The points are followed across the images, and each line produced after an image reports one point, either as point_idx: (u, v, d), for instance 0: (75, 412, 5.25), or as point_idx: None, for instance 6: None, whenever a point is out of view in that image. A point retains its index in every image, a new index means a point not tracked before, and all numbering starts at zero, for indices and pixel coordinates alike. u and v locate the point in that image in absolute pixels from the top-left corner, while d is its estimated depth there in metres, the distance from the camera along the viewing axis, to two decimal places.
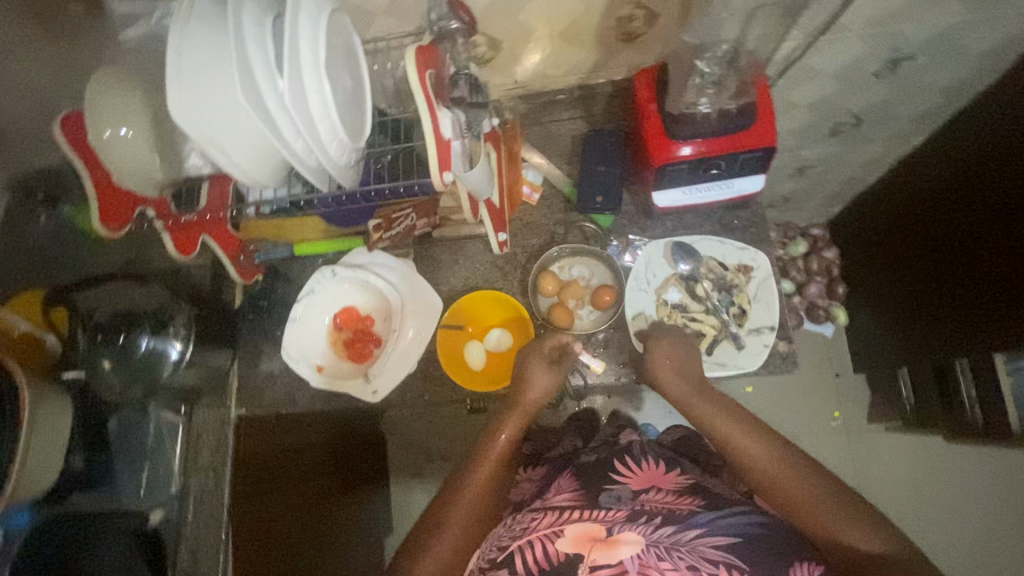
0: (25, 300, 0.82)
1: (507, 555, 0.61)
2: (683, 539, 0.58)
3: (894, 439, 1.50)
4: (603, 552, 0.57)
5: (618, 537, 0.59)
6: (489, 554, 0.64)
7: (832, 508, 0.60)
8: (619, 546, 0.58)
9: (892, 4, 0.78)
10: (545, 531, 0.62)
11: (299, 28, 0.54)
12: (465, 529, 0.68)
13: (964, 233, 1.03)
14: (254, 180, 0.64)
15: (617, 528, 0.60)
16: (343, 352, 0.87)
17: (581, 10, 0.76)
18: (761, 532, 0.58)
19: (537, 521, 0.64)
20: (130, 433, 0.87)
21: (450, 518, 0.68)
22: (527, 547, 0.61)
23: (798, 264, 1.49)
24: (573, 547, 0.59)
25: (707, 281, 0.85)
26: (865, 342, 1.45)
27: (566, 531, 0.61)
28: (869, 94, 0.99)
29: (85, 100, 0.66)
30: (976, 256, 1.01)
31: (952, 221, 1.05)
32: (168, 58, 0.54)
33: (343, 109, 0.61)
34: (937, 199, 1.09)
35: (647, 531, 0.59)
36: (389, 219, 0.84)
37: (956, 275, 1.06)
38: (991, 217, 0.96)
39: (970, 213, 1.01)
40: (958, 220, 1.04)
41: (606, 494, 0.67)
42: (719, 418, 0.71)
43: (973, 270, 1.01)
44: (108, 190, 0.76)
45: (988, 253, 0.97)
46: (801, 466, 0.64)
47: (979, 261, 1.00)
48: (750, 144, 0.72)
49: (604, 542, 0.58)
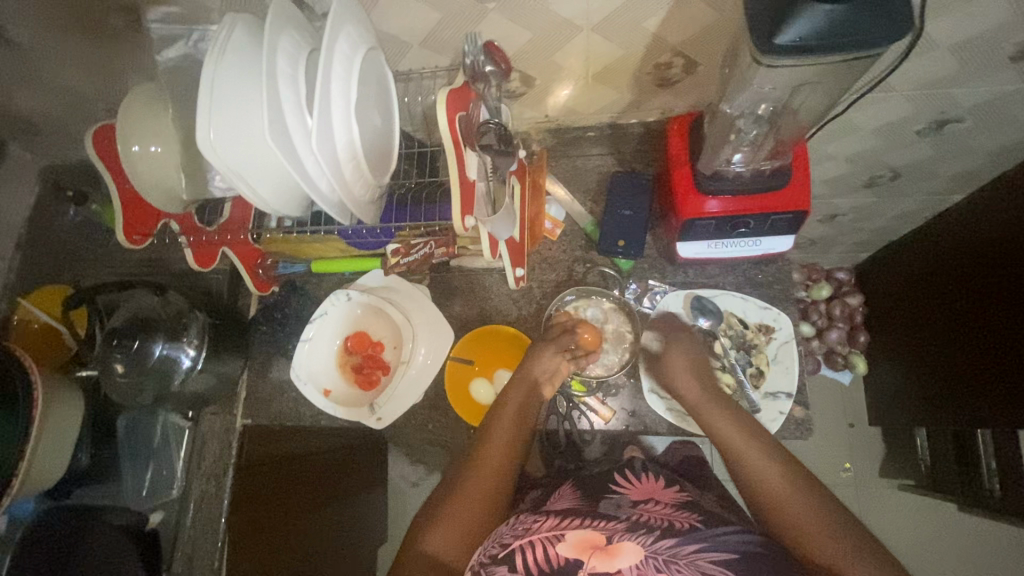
0: (51, 296, 0.95)
1: (508, 552, 0.58)
2: (682, 552, 0.55)
3: (905, 497, 1.46)
4: (601, 560, 0.55)
5: (619, 546, 0.56)
6: (490, 550, 0.60)
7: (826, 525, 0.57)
8: (619, 555, 0.55)
9: (945, 70, 0.75)
10: (546, 533, 0.60)
11: (333, 71, 0.54)
12: (468, 523, 0.64)
13: (985, 304, 1.01)
14: (276, 211, 0.64)
15: (617, 537, 0.57)
16: (353, 377, 0.88)
17: (619, 55, 0.73)
18: (758, 551, 0.55)
19: (538, 524, 0.62)
20: (137, 430, 0.96)
21: (456, 516, 0.64)
22: (527, 547, 0.58)
23: (819, 308, 1.35)
24: (573, 553, 0.56)
25: (726, 338, 0.83)
26: (881, 396, 1.42)
27: (565, 537, 0.59)
28: (910, 152, 0.96)
29: (118, 115, 0.67)
30: (997, 330, 0.98)
31: (974, 291, 1.03)
32: (200, 93, 0.54)
33: (368, 149, 0.61)
34: (959, 268, 1.07)
35: (647, 542, 0.56)
36: (407, 245, 0.83)
37: (978, 346, 1.03)
38: (1008, 291, 0.95)
39: (989, 284, 0.99)
40: (981, 292, 1.01)
41: (605, 501, 0.66)
42: (720, 421, 0.70)
43: (993, 342, 0.99)
44: (134, 203, 0.80)
45: (1009, 328, 0.95)
46: (803, 483, 0.62)
47: (996, 332, 0.98)
48: (780, 207, 0.71)
49: (604, 550, 0.56)
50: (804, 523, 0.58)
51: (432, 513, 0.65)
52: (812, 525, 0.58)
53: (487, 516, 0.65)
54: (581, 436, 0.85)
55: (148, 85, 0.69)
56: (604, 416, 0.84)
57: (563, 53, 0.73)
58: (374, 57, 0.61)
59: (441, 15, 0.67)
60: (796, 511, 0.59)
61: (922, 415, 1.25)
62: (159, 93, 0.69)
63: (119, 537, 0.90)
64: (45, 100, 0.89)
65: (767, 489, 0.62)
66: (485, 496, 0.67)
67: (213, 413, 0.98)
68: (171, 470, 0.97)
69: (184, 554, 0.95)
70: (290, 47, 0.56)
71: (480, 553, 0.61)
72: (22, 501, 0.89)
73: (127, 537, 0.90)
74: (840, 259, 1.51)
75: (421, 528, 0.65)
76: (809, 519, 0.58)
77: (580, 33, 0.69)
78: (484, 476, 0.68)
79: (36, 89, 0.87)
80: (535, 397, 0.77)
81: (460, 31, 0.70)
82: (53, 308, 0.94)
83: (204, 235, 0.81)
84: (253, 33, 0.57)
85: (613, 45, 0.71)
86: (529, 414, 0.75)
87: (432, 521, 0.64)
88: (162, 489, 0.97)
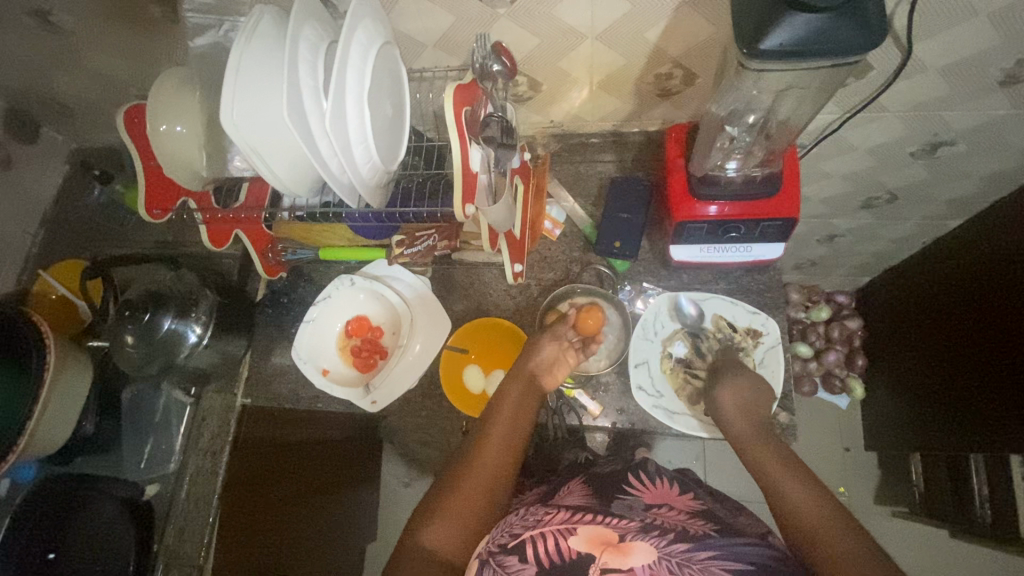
0: (71, 270, 1.01)
1: (518, 543, 0.60)
2: (695, 557, 0.56)
3: (901, 525, 1.45)
4: (613, 556, 0.57)
5: (630, 546, 0.58)
6: (501, 539, 0.61)
7: (859, 543, 0.57)
8: (632, 553, 0.57)
9: (936, 92, 0.78)
10: (557, 526, 0.61)
11: (350, 59, 0.58)
12: (467, 517, 0.65)
13: (983, 329, 1.01)
14: (290, 190, 0.68)
15: (629, 536, 0.59)
16: (351, 359, 0.90)
17: (621, 63, 0.77)
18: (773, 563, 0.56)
19: (549, 516, 0.63)
20: (142, 403, 1.00)
21: (454, 506, 0.66)
22: (538, 539, 0.59)
23: (817, 330, 1.36)
24: (585, 547, 0.58)
25: (713, 340, 0.85)
26: (878, 419, 1.41)
27: (578, 531, 0.60)
28: (906, 174, 0.99)
29: (148, 95, 0.71)
30: (993, 353, 0.98)
31: (971, 316, 1.03)
32: (227, 73, 0.58)
33: (378, 135, 0.65)
34: (958, 295, 1.07)
35: (660, 543, 0.58)
36: (412, 236, 0.90)
37: (976, 370, 1.03)
38: (1004, 314, 0.95)
39: (985, 310, 1.00)
40: (977, 318, 1.02)
41: (618, 501, 0.68)
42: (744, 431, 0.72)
43: (989, 365, 0.99)
44: (158, 179, 0.85)
45: (1003, 351, 0.95)
46: (822, 495, 0.62)
47: (992, 353, 0.98)
48: (769, 214, 0.73)
49: (616, 547, 0.58)
50: (838, 540, 0.57)
51: (433, 504, 0.66)
52: (841, 539, 0.57)
53: (484, 501, 0.67)
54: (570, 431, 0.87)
55: (179, 68, 0.74)
56: (593, 413, 0.85)
57: (569, 60, 0.77)
58: (389, 52, 0.65)
59: (454, 18, 0.72)
60: (826, 531, 0.58)
61: (921, 439, 1.23)
62: (188, 75, 0.74)
63: (115, 509, 0.92)
64: (83, 84, 0.95)
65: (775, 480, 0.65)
66: (484, 489, 0.68)
67: (215, 391, 1.00)
68: (170, 444, 0.98)
69: (176, 527, 0.95)
70: (312, 37, 0.60)
71: (491, 542, 0.62)
72: (23, 466, 0.93)
73: (122, 511, 0.92)
74: (840, 282, 1.52)
75: (420, 516, 0.66)
76: (845, 538, 0.57)
77: (585, 41, 0.73)
78: (488, 475, 0.69)
79: (74, 74, 0.93)
80: (534, 396, 0.79)
81: (472, 34, 0.74)
82: (72, 282, 1.00)
83: (219, 213, 0.85)
84: (279, 22, 0.62)
85: (617, 53, 0.75)
86: (533, 410, 0.77)
87: (429, 516, 0.65)
88: (159, 461, 0.98)
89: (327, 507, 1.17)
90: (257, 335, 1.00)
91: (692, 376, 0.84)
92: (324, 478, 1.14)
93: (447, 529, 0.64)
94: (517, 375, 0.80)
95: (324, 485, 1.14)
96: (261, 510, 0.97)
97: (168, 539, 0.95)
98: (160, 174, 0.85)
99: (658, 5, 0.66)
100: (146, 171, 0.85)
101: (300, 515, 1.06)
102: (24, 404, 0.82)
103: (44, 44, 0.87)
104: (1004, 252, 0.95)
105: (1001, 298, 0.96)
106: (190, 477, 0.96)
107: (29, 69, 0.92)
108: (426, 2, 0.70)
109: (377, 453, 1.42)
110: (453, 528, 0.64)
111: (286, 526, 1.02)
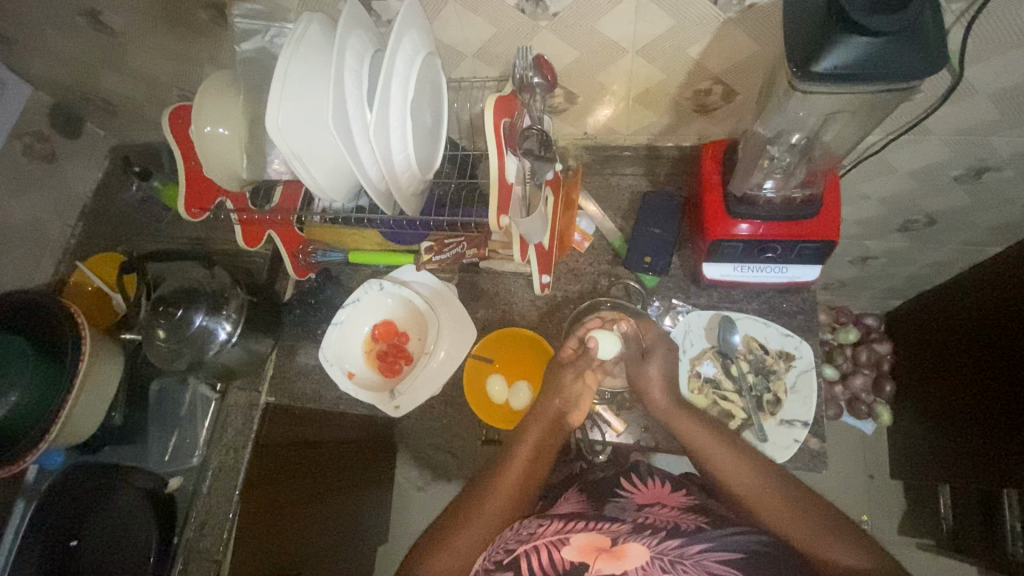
0: (105, 261, 1.04)
1: (512, 558, 0.61)
2: (688, 552, 0.57)
3: (924, 559, 1.41)
4: (607, 562, 0.57)
5: (624, 548, 0.59)
6: (496, 555, 0.63)
7: (821, 522, 0.60)
8: (626, 556, 0.58)
9: (984, 118, 0.76)
10: (551, 537, 0.62)
11: (395, 71, 0.59)
12: (469, 547, 0.65)
13: (996, 362, 1.01)
14: (326, 195, 0.70)
15: (622, 539, 0.60)
16: (376, 363, 0.92)
17: (659, 79, 0.77)
18: (762, 550, 0.58)
19: (543, 528, 0.64)
20: (168, 396, 1.02)
21: (450, 545, 0.65)
22: (532, 552, 0.61)
23: (845, 352, 1.33)
24: (577, 557, 0.59)
25: (744, 362, 0.83)
26: (905, 449, 1.37)
27: (571, 540, 0.61)
28: (946, 199, 0.96)
29: (193, 98, 0.74)
30: (1006, 389, 0.99)
31: (986, 350, 1.04)
32: (275, 78, 0.59)
33: (418, 144, 0.66)
34: (975, 325, 1.07)
35: (653, 543, 0.59)
36: (441, 243, 0.88)
37: (990, 406, 1.03)
38: (1016, 356, 0.96)
39: (998, 346, 1.00)
40: (993, 354, 1.02)
41: (611, 504, 0.69)
42: (717, 451, 0.69)
43: (1003, 400, 0.99)
44: (197, 178, 0.88)
45: (1013, 393, 0.97)
46: (813, 501, 0.62)
47: (1004, 389, 0.99)
48: (810, 235, 0.72)
49: (610, 553, 0.58)
50: (802, 528, 0.60)
51: (435, 531, 0.67)
52: (801, 524, 0.60)
53: (493, 521, 0.67)
54: (592, 447, 0.86)
55: (225, 72, 0.76)
56: (616, 429, 0.85)
57: (607, 73, 0.77)
58: (432, 62, 0.66)
59: (495, 30, 0.72)
60: (785, 517, 0.61)
61: (947, 472, 1.20)
62: (233, 80, 0.76)
63: (136, 498, 0.92)
64: (129, 83, 0.98)
65: (754, 498, 0.64)
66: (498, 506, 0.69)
67: (239, 388, 0.98)
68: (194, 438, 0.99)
69: (198, 520, 0.93)
70: (357, 46, 0.61)
71: (487, 559, 0.64)
72: (52, 453, 0.96)
73: (142, 502, 0.92)
74: (869, 304, 1.49)
75: (423, 544, 0.66)
76: (805, 523, 0.60)
77: (625, 56, 0.73)
78: (492, 509, 0.68)
79: (120, 72, 0.95)
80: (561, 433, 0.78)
81: (512, 46, 0.74)
82: (106, 274, 1.03)
83: (255, 215, 0.84)
84: (326, 32, 0.63)
85: (656, 69, 0.75)
86: (543, 433, 0.76)
87: (428, 549, 0.66)
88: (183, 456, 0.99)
89: (343, 507, 1.18)
90: (284, 333, 0.99)
91: (722, 397, 0.82)
92: (341, 480, 1.14)
93: (455, 552, 0.64)
94: (540, 414, 0.79)
95: (342, 486, 1.15)
96: (274, 510, 0.97)
97: (189, 532, 0.93)
98: (199, 173, 0.88)
99: (701, 21, 0.65)
100: (186, 169, 0.87)
101: (310, 517, 1.05)
102: (58, 394, 0.84)
103: (95, 43, 0.90)
104: (1014, 292, 0.96)
105: (1014, 336, 0.96)
106: (213, 472, 0.94)
107: (80, 66, 0.95)
108: (469, 14, 0.70)
109: (394, 456, 1.42)
110: (459, 550, 0.65)
111: (298, 529, 1.02)
